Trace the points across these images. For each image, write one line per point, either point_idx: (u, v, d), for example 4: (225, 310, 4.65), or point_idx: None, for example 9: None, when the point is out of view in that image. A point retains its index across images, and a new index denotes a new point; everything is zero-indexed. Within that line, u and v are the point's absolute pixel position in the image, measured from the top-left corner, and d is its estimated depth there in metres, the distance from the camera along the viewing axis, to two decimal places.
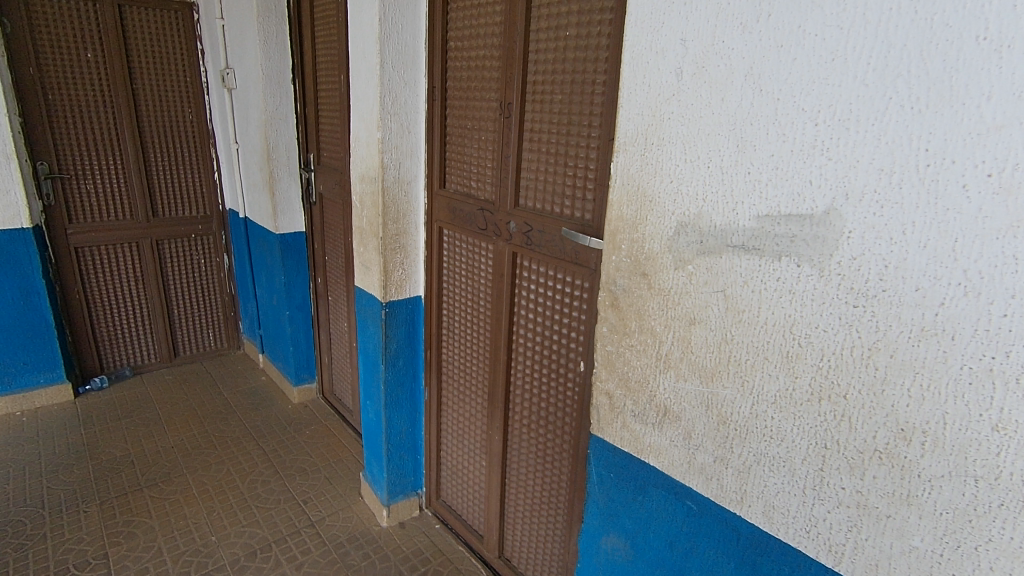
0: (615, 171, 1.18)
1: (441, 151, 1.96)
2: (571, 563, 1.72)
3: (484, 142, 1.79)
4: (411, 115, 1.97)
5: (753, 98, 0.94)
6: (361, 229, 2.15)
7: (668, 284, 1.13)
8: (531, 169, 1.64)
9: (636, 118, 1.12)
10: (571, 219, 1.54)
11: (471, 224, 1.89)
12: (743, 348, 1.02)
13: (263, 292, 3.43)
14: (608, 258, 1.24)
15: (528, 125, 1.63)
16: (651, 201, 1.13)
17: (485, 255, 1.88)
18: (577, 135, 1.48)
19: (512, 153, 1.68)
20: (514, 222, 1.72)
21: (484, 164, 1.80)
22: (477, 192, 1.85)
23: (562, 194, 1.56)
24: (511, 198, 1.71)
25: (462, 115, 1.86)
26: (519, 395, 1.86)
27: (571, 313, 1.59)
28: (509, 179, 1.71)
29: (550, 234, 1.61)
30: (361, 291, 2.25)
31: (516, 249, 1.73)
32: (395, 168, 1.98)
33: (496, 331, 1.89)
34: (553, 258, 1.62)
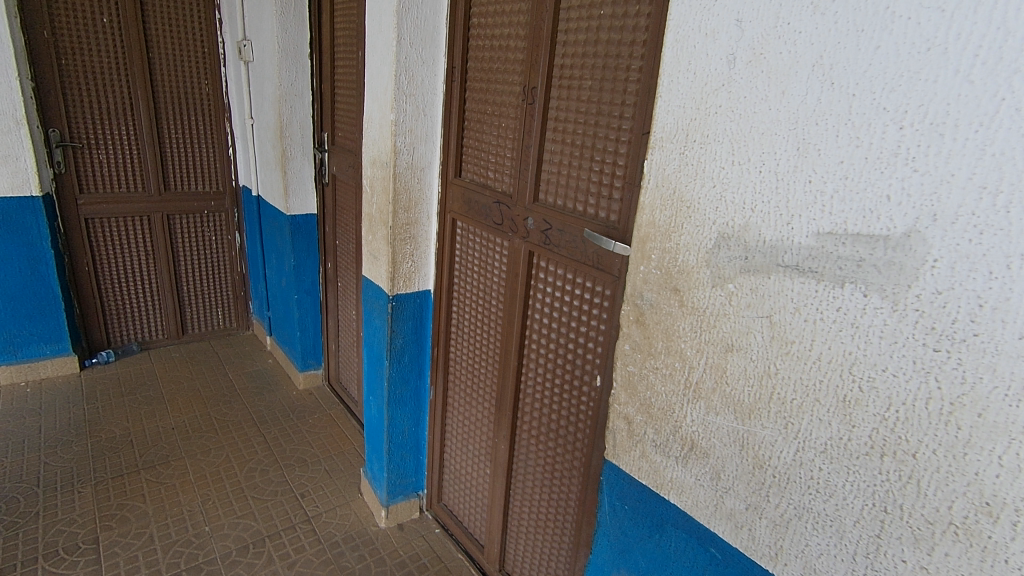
0: (648, 169, 1.04)
1: (458, 136, 1.82)
2: None
3: (504, 130, 1.64)
4: (427, 96, 1.83)
5: (820, 92, 0.78)
6: (370, 216, 2.02)
7: (703, 304, 0.99)
8: (554, 161, 1.50)
9: (676, 110, 0.97)
10: (594, 219, 1.41)
11: (486, 217, 1.75)
12: (789, 385, 0.88)
13: (272, 274, 3.35)
14: (634, 267, 1.10)
15: (553, 113, 1.48)
16: (688, 207, 0.98)
17: (499, 251, 1.74)
18: (607, 126, 1.33)
19: (534, 143, 1.54)
20: (532, 218, 1.58)
21: (503, 153, 1.66)
22: (494, 183, 1.72)
23: (586, 190, 1.42)
24: (530, 192, 1.57)
25: (481, 99, 1.72)
26: (530, 403, 1.74)
27: (590, 322, 1.46)
28: (529, 171, 1.57)
29: (570, 234, 1.47)
30: (368, 282, 2.13)
31: (532, 248, 1.60)
32: (408, 153, 1.85)
33: (508, 334, 1.77)
34: (572, 260, 1.48)
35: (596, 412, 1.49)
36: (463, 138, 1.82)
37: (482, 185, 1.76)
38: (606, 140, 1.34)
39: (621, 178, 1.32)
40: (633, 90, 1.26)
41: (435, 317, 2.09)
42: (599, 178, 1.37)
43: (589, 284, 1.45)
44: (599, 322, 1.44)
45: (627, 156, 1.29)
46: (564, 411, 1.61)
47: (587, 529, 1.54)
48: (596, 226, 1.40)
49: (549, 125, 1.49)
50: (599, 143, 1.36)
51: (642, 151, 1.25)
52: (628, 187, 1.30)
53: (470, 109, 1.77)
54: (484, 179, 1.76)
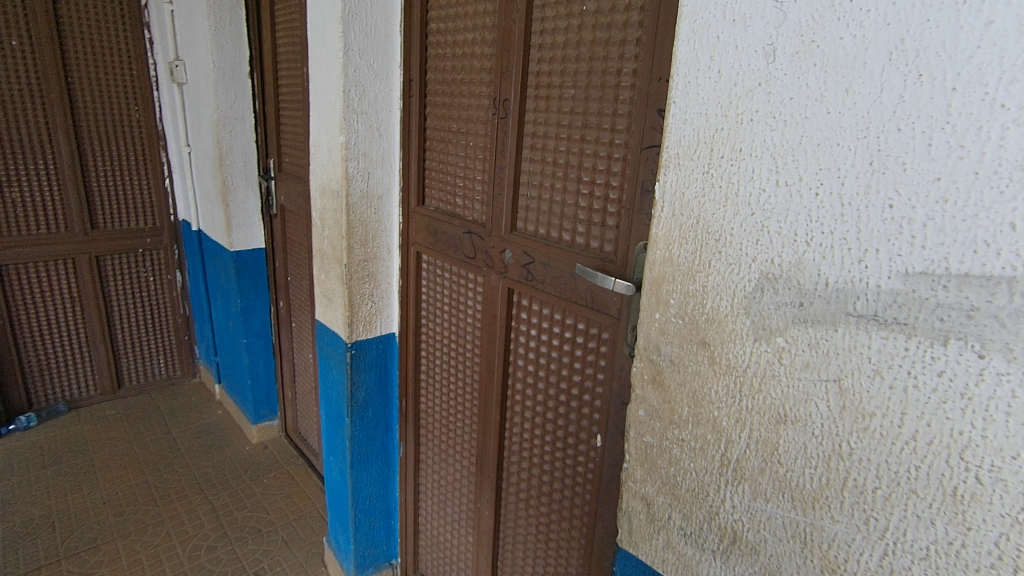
0: (662, 193, 0.83)
1: (419, 158, 1.59)
2: None
3: (473, 150, 1.42)
4: (381, 114, 1.60)
5: (902, 87, 0.59)
6: (322, 252, 1.77)
7: (741, 362, 0.78)
8: (533, 184, 1.28)
9: (695, 118, 0.77)
10: (586, 251, 1.19)
11: (455, 250, 1.53)
12: (869, 471, 0.67)
13: (218, 317, 3.03)
14: (646, 315, 0.89)
15: (529, 128, 1.27)
16: (716, 240, 0.77)
17: (473, 289, 1.51)
18: (596, 142, 1.13)
19: (508, 163, 1.32)
20: (510, 251, 1.36)
21: (472, 177, 1.44)
22: (463, 211, 1.49)
23: (573, 217, 1.21)
24: (507, 221, 1.35)
25: (444, 116, 1.50)
26: (517, 463, 1.50)
27: (586, 371, 1.25)
28: (504, 196, 1.35)
29: (556, 268, 1.26)
30: (323, 327, 1.87)
31: (512, 285, 1.38)
32: (362, 179, 1.61)
33: (487, 383, 1.53)
34: (561, 299, 1.26)
35: (599, 476, 1.27)
36: (425, 160, 1.59)
37: (449, 213, 1.53)
38: (595, 158, 1.14)
39: (616, 203, 1.11)
40: (627, 99, 1.06)
41: (402, 364, 1.84)
42: (589, 203, 1.16)
43: (582, 326, 1.23)
44: (597, 371, 1.23)
45: (623, 177, 1.09)
46: (559, 473, 1.38)
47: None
48: (589, 260, 1.18)
49: (526, 143, 1.28)
50: (587, 163, 1.15)
51: (641, 170, 1.04)
52: (626, 213, 1.09)
53: (432, 127, 1.55)
54: (452, 207, 1.53)
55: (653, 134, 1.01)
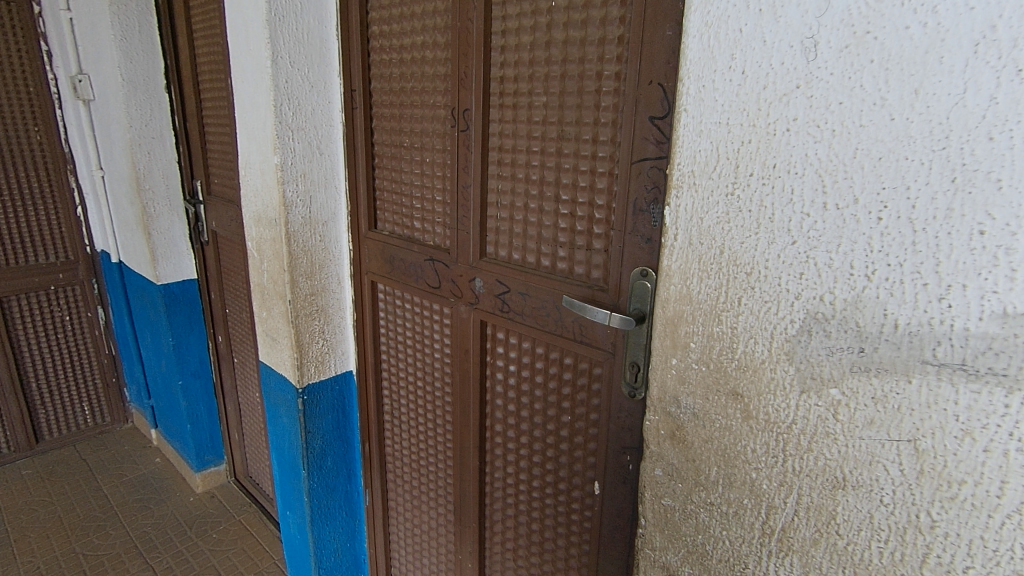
0: (674, 219, 0.69)
1: (367, 177, 1.41)
2: None
3: (430, 167, 1.26)
4: (321, 129, 1.41)
5: (994, 86, 0.47)
6: (262, 287, 1.56)
7: (784, 416, 0.65)
8: (503, 204, 1.13)
9: (715, 130, 0.64)
10: (570, 278, 1.05)
11: (417, 279, 1.36)
12: (957, 549, 0.56)
13: (148, 356, 2.73)
14: (660, 360, 0.75)
15: (495, 141, 1.12)
16: (748, 274, 0.64)
17: (439, 322, 1.35)
18: (577, 155, 0.99)
19: (473, 181, 1.17)
20: (481, 279, 1.21)
21: (432, 197, 1.28)
22: (422, 235, 1.33)
23: (553, 241, 1.06)
24: (476, 245, 1.20)
25: (394, 129, 1.32)
26: (502, 511, 1.35)
27: (577, 411, 1.11)
28: (470, 218, 1.19)
29: (536, 298, 1.11)
30: (268, 370, 1.66)
31: (486, 317, 1.22)
32: (304, 204, 1.41)
33: (462, 425, 1.37)
34: (544, 332, 1.11)
35: (598, 526, 1.13)
36: (375, 179, 1.41)
37: (407, 238, 1.36)
38: (576, 174, 1.00)
39: (604, 224, 0.98)
40: (611, 105, 0.93)
41: (362, 404, 1.65)
42: (571, 224, 1.02)
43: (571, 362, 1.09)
44: (590, 411, 1.09)
45: (611, 194, 0.96)
46: (551, 523, 1.24)
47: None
48: (574, 288, 1.04)
49: (492, 157, 1.13)
50: (567, 179, 1.01)
51: (633, 186, 0.91)
52: (616, 236, 0.95)
53: (381, 142, 1.37)
54: (409, 231, 1.36)
55: (645, 145, 0.88)
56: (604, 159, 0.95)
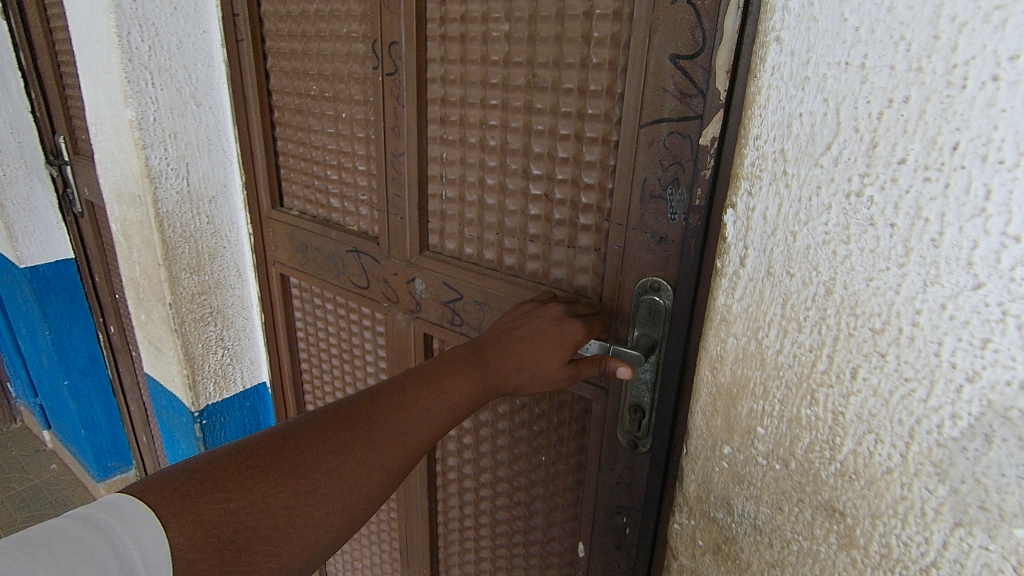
0: (742, 231, 0.42)
1: (264, 139, 1.04)
2: None
3: (349, 125, 0.92)
4: (195, 70, 1.02)
5: None
6: (135, 283, 1.19)
7: (915, 554, 0.39)
8: (450, 180, 0.82)
9: (835, 78, 0.35)
10: (547, 286, 0.76)
11: (339, 274, 1.03)
12: None
13: (26, 350, 2.28)
14: (703, 443, 0.49)
15: (437, 91, 0.79)
16: (874, 336, 0.38)
17: (371, 331, 1.04)
18: (554, 113, 0.69)
19: (406, 147, 0.84)
20: (423, 280, 0.90)
21: (353, 168, 0.94)
22: (343, 217, 1.00)
23: (520, 233, 0.77)
24: (414, 235, 0.88)
25: (296, 73, 0.96)
26: (459, 557, 1.09)
27: (557, 454, 0.85)
28: (405, 198, 0.87)
29: (498, 309, 0.82)
30: (156, 386, 1.32)
31: (432, 330, 0.92)
32: (178, 175, 1.05)
33: None
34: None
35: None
36: (277, 141, 1.05)
37: (324, 221, 1.03)
38: (554, 140, 0.70)
39: (595, 213, 0.69)
40: (608, 38, 0.62)
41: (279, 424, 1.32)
42: (546, 212, 0.73)
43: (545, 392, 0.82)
44: (573, 454, 0.83)
45: (606, 171, 0.67)
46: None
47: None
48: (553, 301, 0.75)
49: (433, 113, 0.81)
50: (540, 147, 0.71)
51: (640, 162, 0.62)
52: (613, 231, 0.67)
53: (281, 91, 1.00)
54: (327, 210, 1.02)
55: (661, 99, 0.59)
56: (594, 120, 0.66)
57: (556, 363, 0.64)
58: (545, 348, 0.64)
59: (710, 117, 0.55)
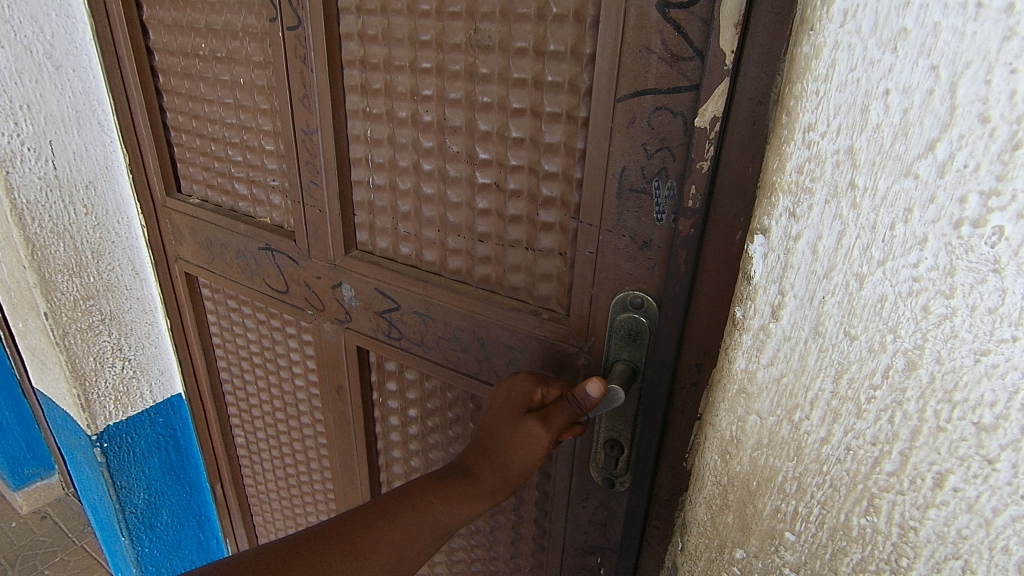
0: (776, 272, 0.33)
1: (149, 109, 0.84)
2: None
3: (250, 94, 0.73)
4: (48, 20, 0.81)
5: None
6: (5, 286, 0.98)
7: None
8: (377, 164, 0.65)
9: (953, 32, 0.25)
10: (503, 296, 0.61)
11: (253, 276, 0.86)
12: None
13: None
14: (708, 543, 0.42)
15: (354, 51, 0.62)
16: (978, 434, 0.28)
17: (297, 340, 0.87)
18: (504, 80, 0.53)
19: (319, 123, 0.66)
20: (351, 285, 0.74)
21: (260, 148, 0.76)
22: (253, 207, 0.82)
23: (466, 231, 0.61)
24: (337, 231, 0.72)
25: (179, 26, 0.76)
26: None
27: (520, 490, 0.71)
28: (322, 186, 0.70)
29: (445, 323, 0.67)
30: (49, 401, 1.12)
31: (366, 344, 0.77)
32: (38, 154, 0.86)
33: (344, 482, 0.93)
34: (459, 376, 0.69)
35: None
36: (165, 112, 0.85)
37: (231, 211, 0.84)
38: (504, 115, 0.54)
39: (559, 208, 0.54)
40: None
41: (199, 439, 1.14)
42: (498, 206, 0.58)
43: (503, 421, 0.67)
44: (537, 491, 0.69)
45: (572, 156, 0.51)
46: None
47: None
48: (511, 316, 0.61)
49: (351, 80, 0.63)
50: (487, 124, 0.55)
51: (616, 149, 0.48)
52: (583, 232, 0.53)
53: (163, 49, 0.80)
54: (233, 198, 0.84)
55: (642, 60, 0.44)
56: (555, 89, 0.50)
57: (515, 423, 0.50)
58: (502, 418, 0.52)
59: (708, 91, 0.42)
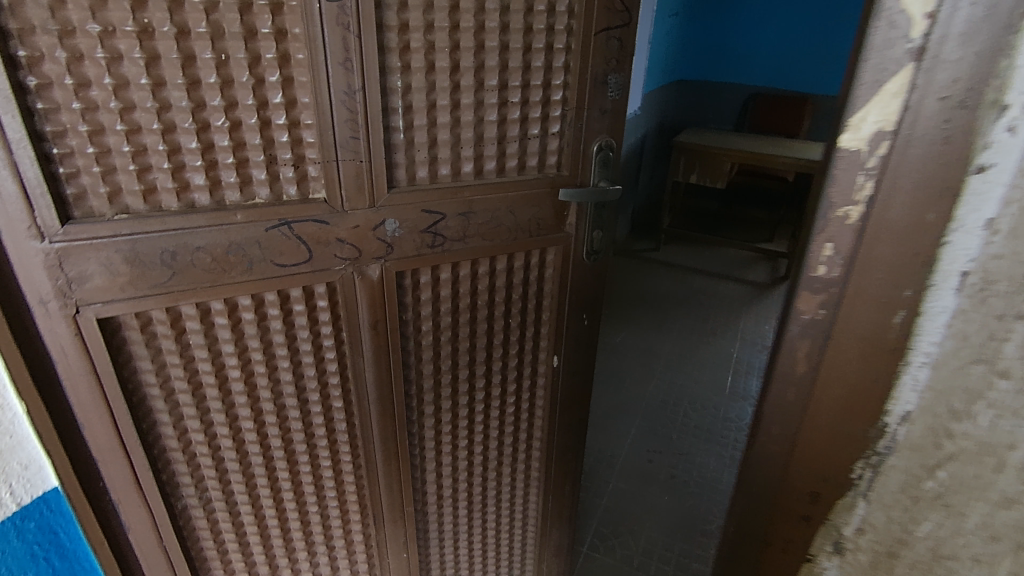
0: None
1: (24, 130, 0.79)
2: (552, 503, 1.66)
3: (267, 68, 0.91)
4: None
5: None
6: None
7: None
8: (410, 108, 1.07)
9: None
10: (518, 175, 1.21)
11: (245, 266, 0.99)
12: None
13: None
14: None
15: (392, 48, 1.01)
16: None
17: (325, 274, 1.07)
18: (497, 56, 1.09)
19: (361, 83, 0.97)
20: (394, 218, 1.10)
21: (251, 126, 0.93)
22: (266, 171, 0.96)
23: (486, 140, 1.15)
24: (381, 168, 1.04)
25: (103, 43, 0.80)
26: (434, 410, 1.37)
27: (529, 282, 1.33)
28: (362, 139, 1.00)
29: (482, 212, 1.19)
30: None
31: (407, 262, 1.14)
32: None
33: (380, 350, 1.20)
34: (491, 246, 1.23)
35: (561, 395, 1.52)
36: (44, 131, 0.81)
37: (196, 209, 0.93)
38: (496, 74, 1.11)
39: (535, 111, 1.18)
40: None
41: (111, 479, 1.04)
42: (493, 119, 1.15)
43: (523, 242, 1.26)
44: (524, 276, 1.32)
45: (535, 88, 1.16)
46: (487, 390, 1.42)
47: (569, 483, 1.66)
48: (523, 185, 1.21)
49: (389, 63, 1.01)
50: (484, 78, 1.10)
51: (596, 51, 1.17)
52: (569, 116, 1.21)
53: (45, 61, 0.79)
54: (236, 167, 0.94)
55: (889, 45, 0.44)
56: (543, 55, 1.14)
57: None
58: None
59: (873, 96, 0.45)
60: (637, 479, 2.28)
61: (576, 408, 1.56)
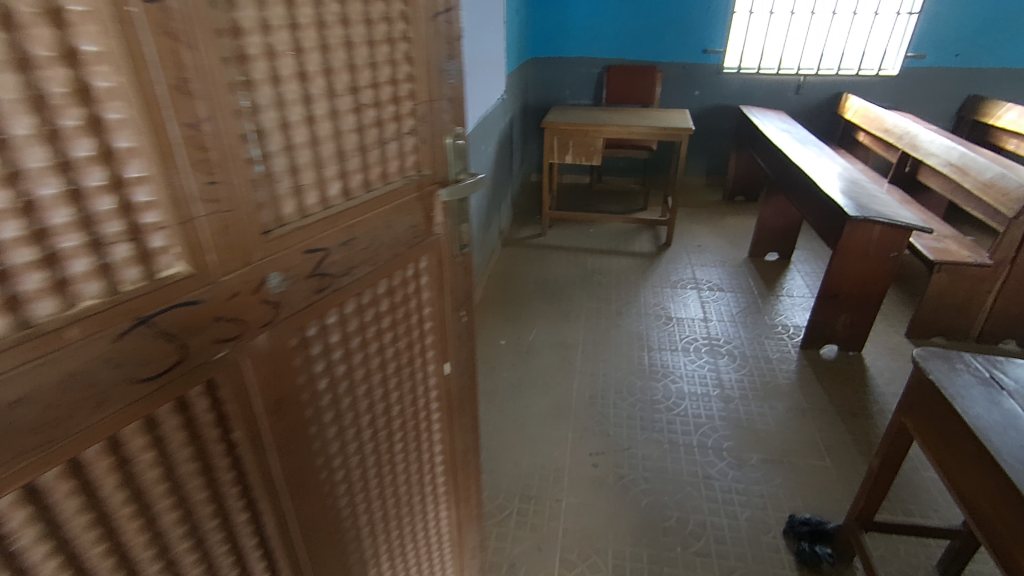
0: None
1: None
2: (462, 509, 1.53)
3: (59, 110, 0.55)
4: None
5: None
6: None
7: None
8: (262, 131, 0.75)
9: None
10: (383, 185, 0.97)
11: (94, 396, 0.64)
12: None
13: None
14: None
15: (228, 53, 0.68)
16: None
17: (208, 370, 0.75)
18: (342, 52, 0.83)
19: (207, 110, 0.66)
20: (278, 269, 0.81)
21: (48, 194, 0.57)
22: (89, 258, 0.61)
23: (349, 154, 0.89)
24: (250, 215, 0.75)
25: None
26: (344, 472, 1.10)
27: (414, 296, 1.12)
28: (222, 183, 0.71)
29: (365, 233, 0.94)
30: None
31: (299, 317, 0.87)
32: None
33: (278, 432, 0.91)
34: (377, 271, 0.99)
35: (456, 400, 1.36)
36: None
37: None
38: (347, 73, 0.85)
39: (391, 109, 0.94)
40: None
41: None
42: (351, 124, 0.88)
43: (406, 254, 1.05)
44: (410, 291, 1.10)
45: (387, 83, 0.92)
46: (391, 428, 1.19)
47: (473, 483, 1.53)
48: (395, 193, 0.99)
49: (232, 78, 0.69)
50: (334, 81, 0.83)
51: (432, 39, 0.97)
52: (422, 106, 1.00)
53: None
54: (42, 263, 0.58)
55: None
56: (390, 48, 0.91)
57: None
58: None
59: None
60: (587, 489, 2.17)
61: (468, 408, 1.42)
